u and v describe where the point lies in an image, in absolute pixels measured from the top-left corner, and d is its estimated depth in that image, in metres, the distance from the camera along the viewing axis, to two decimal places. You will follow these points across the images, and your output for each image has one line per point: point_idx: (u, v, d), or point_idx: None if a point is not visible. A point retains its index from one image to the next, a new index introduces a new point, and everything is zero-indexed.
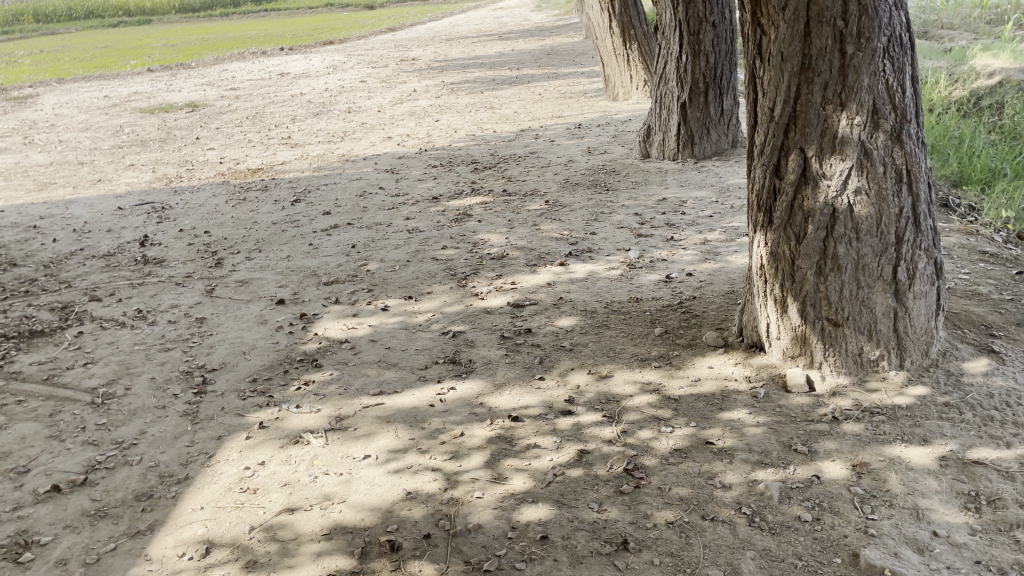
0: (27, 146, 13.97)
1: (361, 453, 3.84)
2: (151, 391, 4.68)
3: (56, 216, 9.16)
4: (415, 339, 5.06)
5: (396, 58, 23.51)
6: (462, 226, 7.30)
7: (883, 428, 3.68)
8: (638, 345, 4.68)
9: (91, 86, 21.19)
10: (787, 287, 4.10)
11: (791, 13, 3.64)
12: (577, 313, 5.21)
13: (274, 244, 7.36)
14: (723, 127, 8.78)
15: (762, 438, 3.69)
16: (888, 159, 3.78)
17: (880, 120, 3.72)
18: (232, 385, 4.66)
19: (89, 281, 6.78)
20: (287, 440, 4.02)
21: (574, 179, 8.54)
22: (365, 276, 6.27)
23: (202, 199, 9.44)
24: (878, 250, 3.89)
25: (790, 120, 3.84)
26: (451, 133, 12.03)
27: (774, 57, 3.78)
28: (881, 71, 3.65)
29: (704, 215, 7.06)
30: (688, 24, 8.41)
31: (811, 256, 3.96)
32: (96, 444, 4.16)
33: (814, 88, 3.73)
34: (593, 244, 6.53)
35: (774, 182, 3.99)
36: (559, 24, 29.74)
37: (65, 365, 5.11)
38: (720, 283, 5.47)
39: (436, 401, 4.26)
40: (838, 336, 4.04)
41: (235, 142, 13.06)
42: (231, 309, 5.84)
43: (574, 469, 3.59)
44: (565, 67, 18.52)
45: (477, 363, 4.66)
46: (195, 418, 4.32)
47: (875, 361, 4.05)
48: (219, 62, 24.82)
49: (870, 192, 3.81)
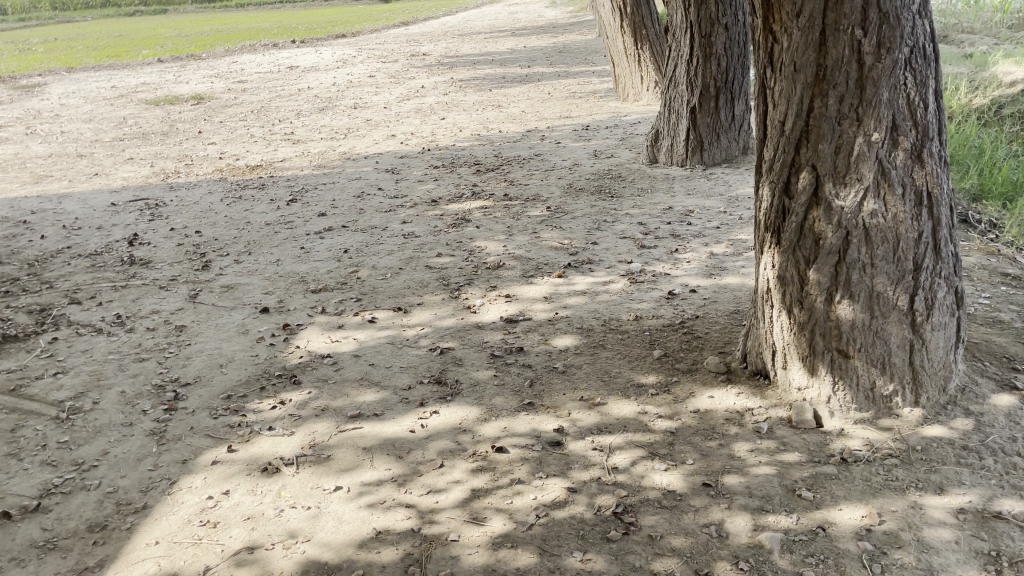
0: (29, 137, 13.81)
1: (332, 485, 3.59)
2: (119, 407, 4.44)
3: (48, 211, 8.95)
4: (401, 356, 4.80)
5: (407, 53, 23.26)
6: (460, 232, 7.04)
7: (895, 473, 3.39)
8: (635, 369, 4.41)
9: (99, 76, 21.04)
10: (795, 312, 3.82)
11: (806, 20, 3.36)
12: (574, 332, 4.93)
13: (265, 247, 7.12)
14: (734, 133, 8.49)
15: (763, 480, 3.41)
16: (908, 180, 3.49)
17: (899, 137, 3.43)
18: (205, 402, 4.42)
19: (71, 282, 6.56)
20: (255, 467, 3.78)
21: (578, 184, 8.26)
22: (354, 284, 6.01)
23: (198, 196, 9.22)
24: (894, 277, 3.59)
25: (803, 134, 3.56)
26: (456, 132, 11.75)
27: (787, 67, 3.51)
28: (902, 85, 3.36)
29: (711, 225, 6.77)
30: (700, 26, 8.12)
31: (821, 281, 3.68)
32: (55, 465, 3.93)
33: (829, 100, 3.44)
34: (594, 255, 6.25)
35: (783, 201, 3.71)
36: (575, 21, 29.35)
37: (35, 375, 4.88)
38: (724, 302, 5.19)
39: (417, 427, 4.01)
40: (849, 369, 3.74)
41: (237, 137, 12.83)
42: (213, 317, 5.59)
43: (559, 510, 3.32)
44: (576, 66, 18.21)
45: (464, 384, 4.40)
46: (163, 438, 4.08)
47: (889, 397, 3.75)
48: (231, 54, 24.65)
49: (888, 216, 3.53)
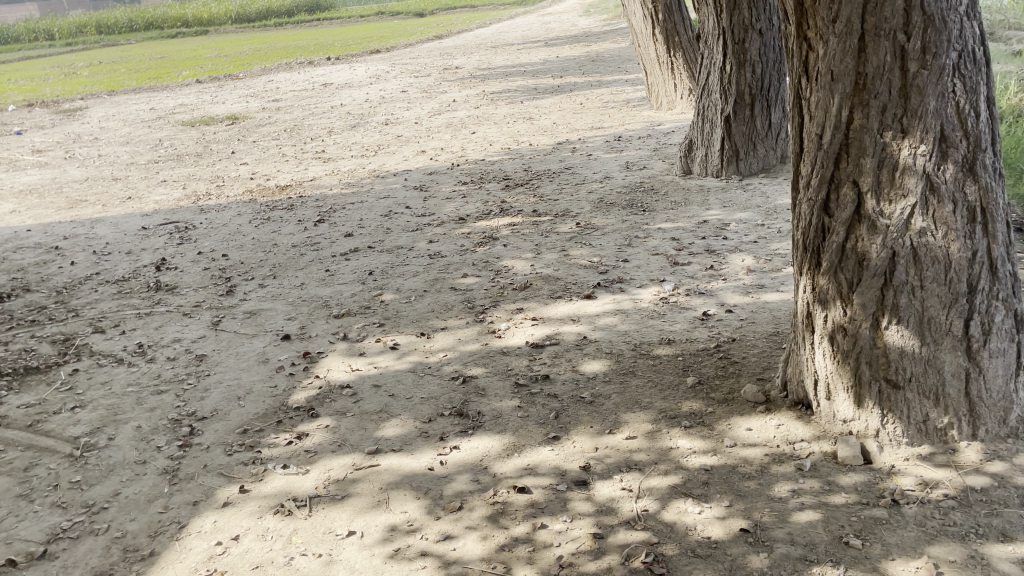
0: (67, 161, 13.98)
1: (345, 529, 3.41)
2: (134, 443, 4.32)
3: (80, 237, 8.97)
4: (422, 385, 4.61)
5: (440, 66, 23.23)
6: (487, 251, 6.85)
7: (953, 517, 3.10)
8: (668, 399, 4.16)
9: (139, 99, 21.31)
10: (838, 339, 3.55)
11: (843, 25, 3.13)
12: (604, 357, 4.69)
13: (290, 270, 7.01)
14: (771, 141, 8.18)
15: (806, 525, 3.14)
16: (959, 195, 3.22)
17: (949, 149, 3.17)
18: (220, 437, 4.28)
19: (97, 310, 6.51)
20: (266, 509, 3.61)
21: (609, 198, 8.03)
22: (378, 308, 5.86)
23: (227, 218, 9.18)
24: (946, 301, 3.31)
25: (842, 148, 3.32)
26: (486, 146, 11.59)
27: (823, 76, 3.28)
28: (950, 92, 3.11)
29: (749, 239, 6.49)
30: (732, 32, 7.85)
31: (865, 306, 3.42)
32: (65, 507, 3.81)
33: (870, 111, 3.20)
34: (626, 273, 6.02)
35: (823, 219, 3.47)
36: (609, 28, 29.06)
37: (52, 410, 4.80)
38: (763, 323, 4.91)
39: (436, 464, 3.81)
40: (899, 400, 3.45)
41: (269, 157, 12.81)
42: (234, 345, 5.47)
43: (585, 560, 3.09)
44: (609, 75, 17.96)
45: (486, 417, 4.19)
46: (175, 477, 3.95)
47: (943, 430, 3.44)
48: (267, 73, 24.89)
49: (938, 234, 3.25)
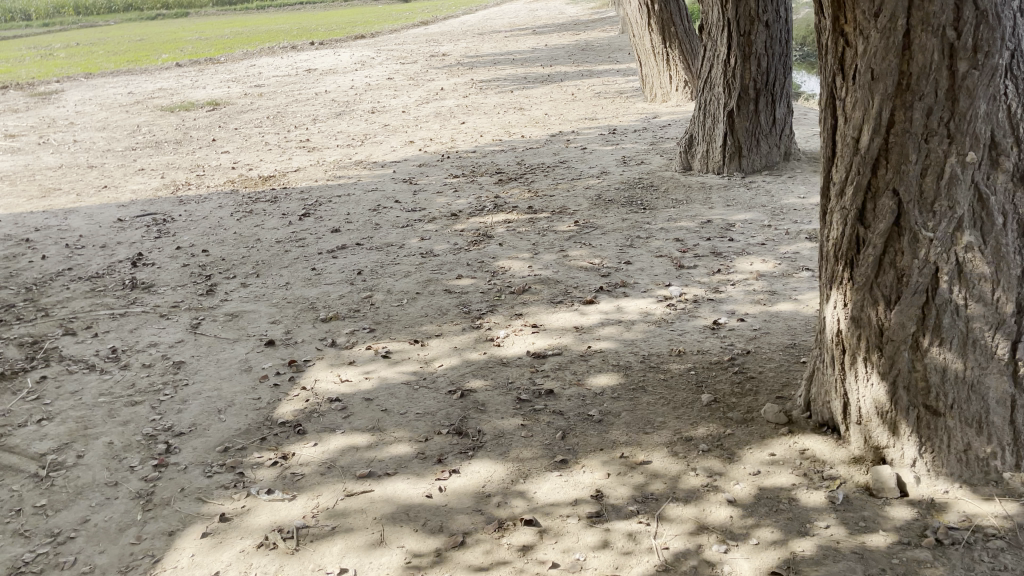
0: (41, 146, 13.48)
1: (336, 566, 3.12)
2: (105, 462, 3.99)
3: (52, 228, 8.56)
4: (417, 399, 4.31)
5: (425, 53, 22.76)
6: (481, 250, 6.55)
7: (1003, 560, 2.86)
8: (682, 418, 3.89)
9: (117, 82, 20.70)
10: (872, 361, 3.28)
11: (886, 19, 2.85)
12: (611, 371, 4.41)
13: (275, 268, 6.67)
14: (775, 138, 7.92)
15: (842, 569, 2.88)
16: (1008, 206, 2.96)
17: (999, 156, 2.91)
18: (198, 456, 3.96)
19: (69, 309, 6.14)
20: (250, 542, 3.31)
21: (607, 195, 7.73)
22: (368, 312, 5.54)
23: (208, 210, 8.81)
24: (993, 321, 3.03)
25: (881, 154, 3.03)
26: (477, 137, 11.25)
27: (862, 75, 2.98)
28: (1001, 95, 2.85)
29: (755, 241, 6.23)
30: (738, 24, 7.52)
31: (904, 325, 3.14)
32: (27, 536, 3.49)
33: (914, 114, 2.91)
34: (629, 276, 5.74)
35: (858, 230, 3.18)
36: (597, 17, 28.64)
37: (17, 423, 4.45)
38: (778, 334, 4.64)
39: (434, 491, 3.53)
40: (939, 428, 3.18)
41: (252, 145, 12.40)
42: (215, 350, 5.13)
43: None
44: (599, 65, 17.63)
45: (488, 436, 3.90)
46: (150, 502, 3.63)
47: (986, 460, 3.16)
48: (250, 57, 24.33)
49: (987, 248, 2.97)
